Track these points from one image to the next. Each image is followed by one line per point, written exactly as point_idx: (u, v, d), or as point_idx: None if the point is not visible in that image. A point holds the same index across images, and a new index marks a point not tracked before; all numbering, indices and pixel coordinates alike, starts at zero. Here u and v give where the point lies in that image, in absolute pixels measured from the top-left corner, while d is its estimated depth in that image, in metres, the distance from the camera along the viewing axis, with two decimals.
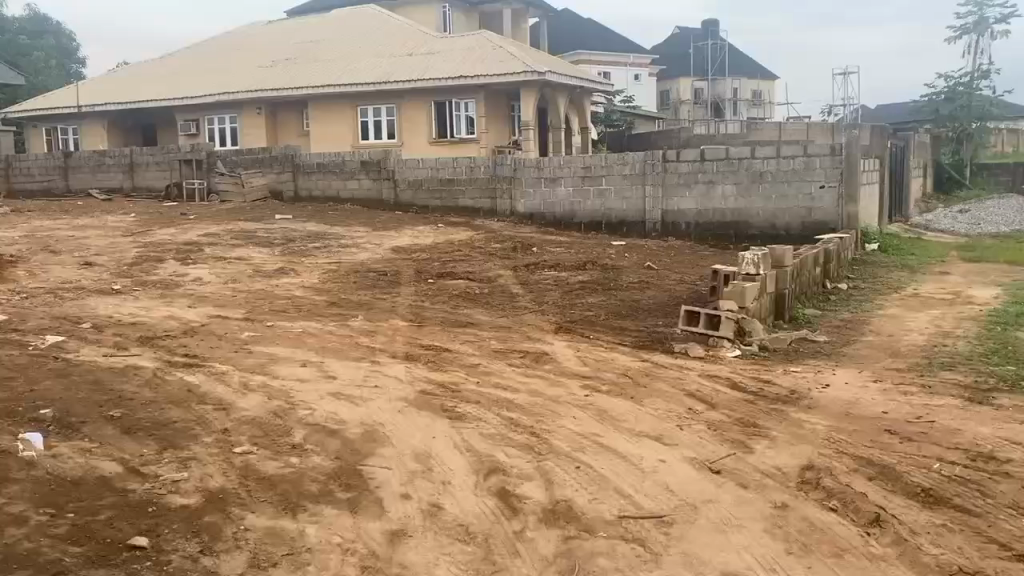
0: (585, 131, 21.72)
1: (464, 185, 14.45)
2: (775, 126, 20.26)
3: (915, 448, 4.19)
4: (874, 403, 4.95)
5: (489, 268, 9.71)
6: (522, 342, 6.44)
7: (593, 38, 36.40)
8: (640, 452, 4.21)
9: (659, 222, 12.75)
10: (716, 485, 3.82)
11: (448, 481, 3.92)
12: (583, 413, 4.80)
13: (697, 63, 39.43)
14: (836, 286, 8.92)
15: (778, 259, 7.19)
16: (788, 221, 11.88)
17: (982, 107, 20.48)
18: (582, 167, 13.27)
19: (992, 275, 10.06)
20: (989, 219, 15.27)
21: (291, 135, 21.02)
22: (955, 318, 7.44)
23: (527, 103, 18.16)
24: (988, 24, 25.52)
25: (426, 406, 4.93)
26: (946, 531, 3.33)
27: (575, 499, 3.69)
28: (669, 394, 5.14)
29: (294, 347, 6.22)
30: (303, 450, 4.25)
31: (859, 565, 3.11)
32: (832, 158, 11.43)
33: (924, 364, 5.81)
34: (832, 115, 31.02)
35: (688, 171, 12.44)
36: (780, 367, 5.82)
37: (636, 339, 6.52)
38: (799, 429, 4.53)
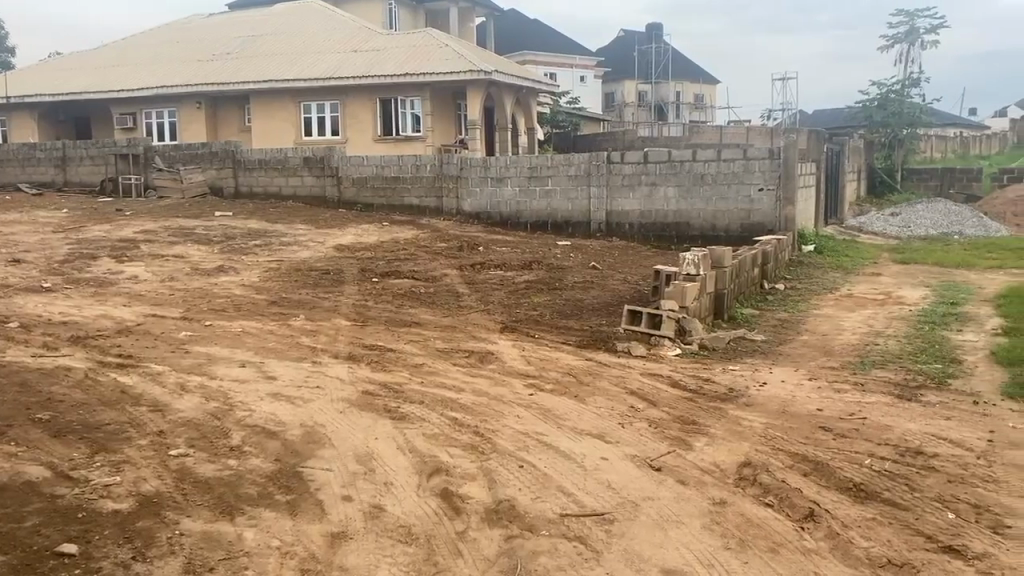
0: (531, 131, 21.79)
1: (410, 184, 14.35)
2: (716, 129, 20.62)
3: (847, 444, 4.31)
4: (808, 400, 5.08)
5: (434, 267, 9.66)
6: (467, 341, 6.43)
7: (539, 39, 36.56)
8: (583, 450, 4.24)
9: (603, 222, 12.88)
10: (657, 482, 3.87)
11: (391, 481, 3.89)
12: (526, 412, 4.81)
13: (641, 66, 39.91)
14: (774, 287, 9.13)
15: (718, 259, 7.32)
16: (727, 223, 12.12)
17: (913, 114, 20.31)
18: (528, 168, 13.32)
19: (921, 276, 10.42)
20: (918, 223, 15.80)
21: (232, 131, 20.59)
22: (886, 318, 7.68)
23: (472, 102, 18.12)
24: (919, 33, 26.37)
25: (369, 406, 4.87)
26: (876, 524, 3.44)
27: (517, 499, 3.69)
28: (612, 392, 5.20)
29: (234, 347, 6.08)
30: (242, 451, 4.16)
31: (793, 560, 3.18)
32: (770, 162, 11.67)
33: (856, 362, 5.99)
34: (771, 119, 31.72)
35: (632, 172, 12.58)
36: (720, 366, 5.93)
37: (580, 339, 6.56)
38: (737, 426, 4.62)
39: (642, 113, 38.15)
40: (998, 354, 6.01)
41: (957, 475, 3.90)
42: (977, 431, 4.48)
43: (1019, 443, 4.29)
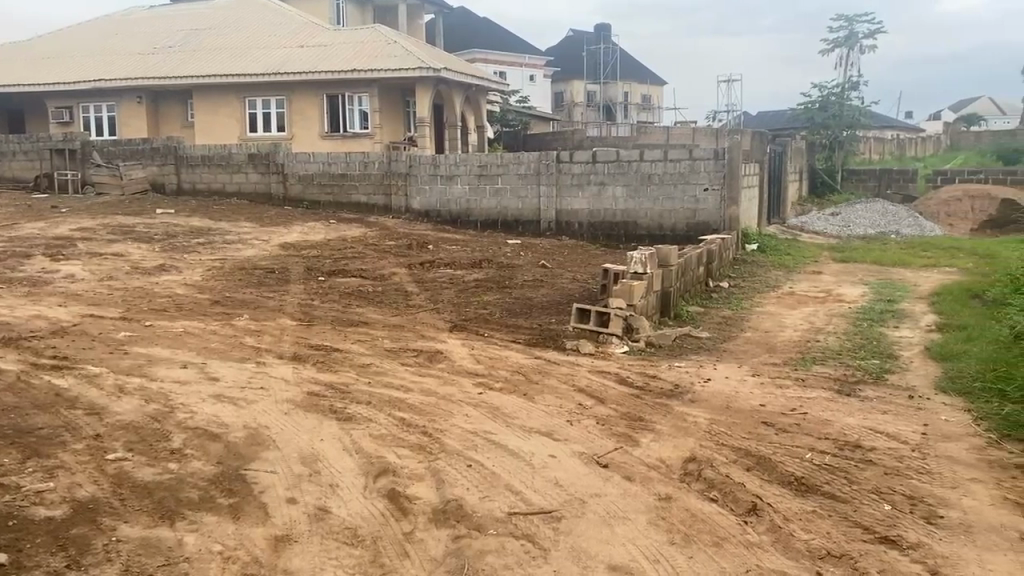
0: (481, 130, 21.76)
1: (358, 181, 14.21)
2: (663, 129, 20.88)
3: (789, 439, 4.40)
4: (752, 396, 5.17)
5: (383, 266, 9.57)
6: (415, 341, 6.38)
7: (489, 38, 36.54)
8: (531, 448, 4.25)
9: (553, 221, 12.92)
10: (604, 479, 3.90)
11: (336, 483, 3.84)
12: (475, 411, 4.80)
13: (590, 66, 40.18)
14: (718, 285, 9.27)
15: (664, 257, 7.39)
16: (673, 223, 12.27)
17: (852, 116, 21.26)
18: (478, 166, 13.29)
19: (859, 274, 10.71)
20: (858, 222, 16.24)
21: (174, 126, 20.12)
22: (826, 315, 7.87)
23: (421, 99, 18.00)
24: (858, 38, 27.13)
25: (314, 407, 4.80)
26: (816, 517, 3.52)
27: (465, 498, 3.67)
28: (560, 390, 5.21)
29: (175, 348, 5.93)
30: (183, 455, 4.06)
31: (736, 553, 3.24)
32: (715, 163, 11.84)
33: (798, 359, 6.12)
34: (717, 121, 32.25)
35: (581, 172, 12.64)
36: (666, 363, 6.00)
37: (529, 337, 6.57)
38: (682, 422, 4.68)
39: (591, 113, 38.43)
40: (933, 349, 6.20)
41: (893, 467, 4.01)
42: (912, 424, 4.62)
43: (951, 435, 4.44)
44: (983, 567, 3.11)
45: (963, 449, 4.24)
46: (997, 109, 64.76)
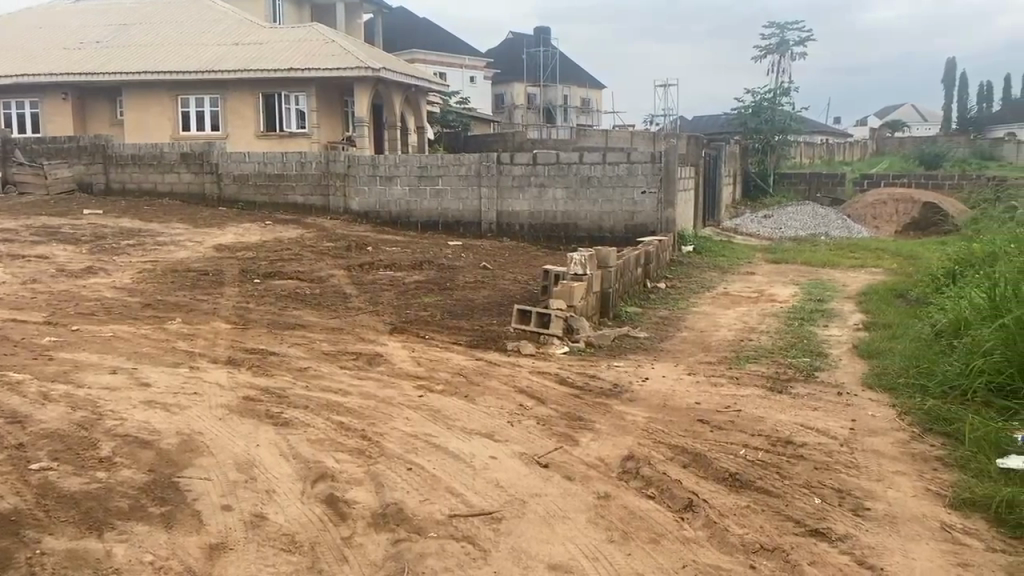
0: (421, 130, 21.64)
1: (295, 181, 14.00)
2: (602, 133, 21.11)
3: (724, 436, 4.50)
4: (688, 394, 5.27)
5: (321, 268, 9.44)
6: (354, 343, 6.31)
7: (429, 39, 36.43)
8: (471, 449, 4.25)
9: (494, 223, 12.94)
10: (544, 479, 3.92)
11: (273, 489, 3.77)
12: (415, 414, 4.77)
13: (530, 68, 40.34)
14: (656, 286, 9.42)
15: (603, 259, 7.48)
16: (613, 224, 12.40)
17: (784, 121, 21.48)
18: (418, 167, 13.23)
19: (791, 274, 11.02)
20: (789, 224, 16.71)
21: (102, 124, 19.52)
22: (759, 314, 8.08)
23: (360, 100, 17.81)
24: (789, 45, 27.89)
25: (250, 412, 4.71)
26: (750, 512, 3.60)
27: (405, 502, 3.65)
28: (501, 391, 5.22)
29: (104, 353, 5.75)
30: (112, 463, 3.93)
31: (673, 549, 3.29)
32: (652, 166, 12.01)
33: (733, 357, 6.27)
34: (654, 124, 32.78)
35: (521, 173, 12.68)
36: (605, 362, 6.08)
37: (470, 339, 6.56)
38: (620, 420, 4.75)
39: (531, 115, 38.67)
40: (860, 347, 6.42)
41: (823, 462, 4.14)
42: (840, 420, 4.77)
43: (877, 430, 4.60)
44: (906, 556, 3.23)
45: (888, 443, 4.40)
46: (918, 116, 67.56)
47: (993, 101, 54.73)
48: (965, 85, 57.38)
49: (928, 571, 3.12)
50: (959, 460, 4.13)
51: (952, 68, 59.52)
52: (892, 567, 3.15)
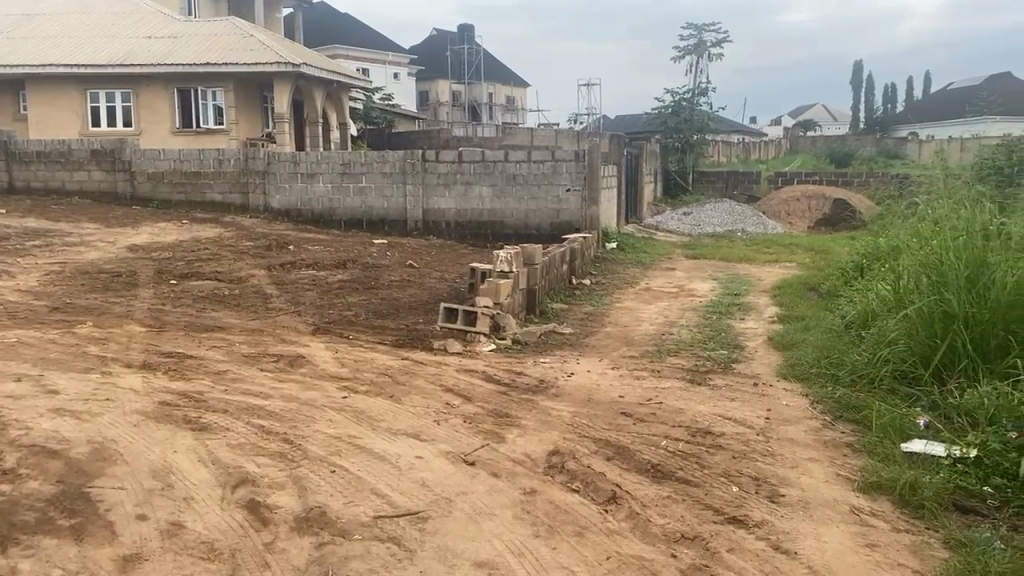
0: (344, 127, 21.28)
1: (212, 179, 13.63)
2: (526, 131, 21.20)
3: (645, 428, 4.59)
4: (611, 388, 5.36)
5: (240, 268, 9.20)
6: (275, 345, 6.18)
7: (350, 34, 35.89)
8: (397, 450, 4.21)
9: (419, 221, 12.85)
10: (470, 477, 3.92)
11: (191, 496, 3.67)
12: (339, 415, 4.71)
13: (453, 66, 40.15)
14: (581, 282, 9.54)
15: (528, 256, 7.53)
16: (538, 222, 12.43)
17: (702, 121, 22.12)
18: (341, 164, 13.04)
19: (709, 270, 11.31)
20: (708, 221, 17.17)
21: (5, 119, 18.56)
22: (679, 308, 8.28)
23: (280, 96, 17.42)
24: (706, 47, 28.60)
25: (166, 418, 4.56)
26: (671, 501, 3.69)
27: (329, 505, 3.60)
28: (427, 390, 5.20)
29: (8, 360, 5.46)
30: (16, 475, 3.74)
31: (597, 541, 3.35)
32: (577, 164, 12.06)
33: (654, 350, 6.41)
34: (577, 122, 33.16)
35: (446, 171, 12.61)
36: (532, 359, 6.12)
37: (396, 338, 6.51)
38: (546, 415, 4.80)
39: (455, 113, 38.55)
40: (774, 338, 6.66)
41: (740, 451, 4.27)
42: (757, 410, 4.93)
43: (791, 419, 4.78)
44: (818, 539, 3.36)
45: (801, 431, 4.57)
46: (827, 116, 70.29)
47: (896, 102, 57.38)
48: (871, 88, 59.96)
49: (839, 553, 3.25)
50: (867, 445, 4.31)
51: (859, 71, 62.11)
52: (806, 551, 3.27)
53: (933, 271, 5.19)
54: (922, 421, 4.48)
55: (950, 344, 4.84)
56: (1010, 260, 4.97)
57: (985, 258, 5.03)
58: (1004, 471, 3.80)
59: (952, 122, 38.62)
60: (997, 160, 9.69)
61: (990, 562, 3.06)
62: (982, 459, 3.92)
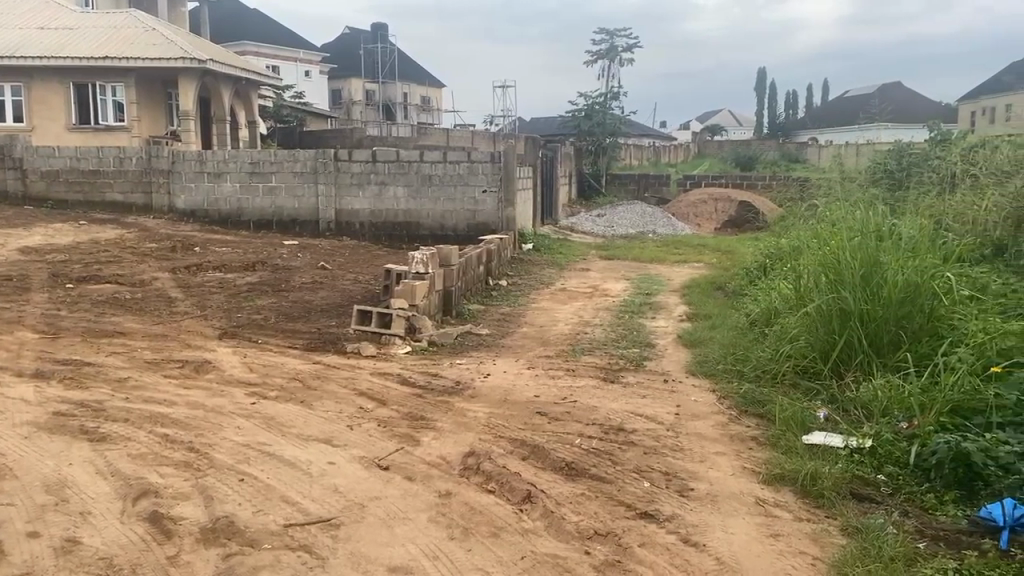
0: (253, 125, 20.68)
1: (113, 178, 13.23)
2: (442, 131, 21.09)
3: (560, 427, 4.64)
4: (527, 388, 5.39)
5: (142, 270, 8.84)
6: (179, 351, 5.95)
7: (260, 30, 35.00)
8: (309, 456, 4.12)
9: (332, 221, 12.62)
10: (384, 481, 3.87)
11: (88, 510, 3.49)
12: (247, 422, 4.57)
13: (367, 65, 39.62)
14: (497, 283, 9.57)
15: (445, 257, 7.49)
16: (455, 223, 12.31)
17: (614, 124, 22.58)
18: (249, 163, 12.70)
19: (622, 271, 11.50)
20: (621, 222, 17.52)
21: None
22: (594, 308, 8.40)
23: (184, 93, 16.83)
24: (618, 51, 29.11)
25: (61, 429, 4.33)
26: (585, 499, 3.74)
27: (237, 514, 3.49)
28: (340, 394, 5.11)
29: None
30: None
31: (512, 541, 3.35)
32: (492, 165, 11.98)
33: (570, 350, 6.48)
34: (493, 124, 33.27)
35: (360, 171, 12.41)
36: (448, 361, 6.08)
37: (307, 341, 6.37)
38: (462, 417, 4.78)
39: (369, 112, 38.06)
40: (684, 336, 6.84)
41: (651, 447, 4.36)
42: (667, 406, 5.05)
43: (699, 414, 4.91)
44: (725, 531, 3.46)
45: (709, 426, 4.70)
46: (734, 121, 72.67)
47: (797, 109, 59.83)
48: (774, 95, 62.33)
49: (745, 544, 3.35)
50: (771, 438, 4.47)
51: (762, 78, 64.49)
52: (713, 543, 3.36)
53: (831, 270, 5.42)
54: (822, 413, 4.68)
55: (847, 339, 5.07)
56: (900, 259, 5.23)
57: (878, 258, 5.27)
58: (896, 460, 4.00)
59: (848, 129, 40.56)
60: (889, 164, 10.23)
61: (883, 547, 3.21)
62: (877, 448, 4.11)
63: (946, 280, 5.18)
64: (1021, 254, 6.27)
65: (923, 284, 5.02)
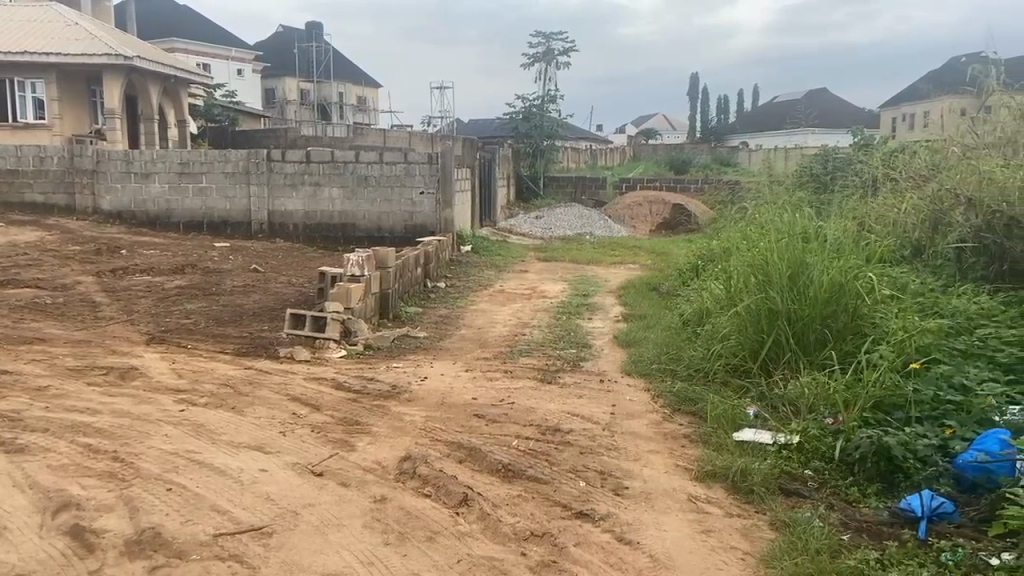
0: (183, 124, 20.14)
1: (32, 178, 12.82)
2: (379, 132, 20.91)
3: (498, 428, 4.64)
4: (464, 390, 5.38)
5: (64, 274, 8.51)
6: (103, 357, 5.74)
7: (191, 27, 34.17)
8: (240, 464, 4.02)
9: (265, 222, 12.38)
10: (318, 488, 3.81)
11: (4, 526, 3.35)
12: (176, 430, 4.45)
13: (302, 64, 39.05)
14: (435, 285, 9.53)
15: (381, 259, 7.42)
16: (392, 224, 12.18)
17: (552, 127, 22.71)
18: (178, 163, 12.36)
19: (560, 272, 11.58)
20: (559, 224, 17.66)
21: None
22: (533, 309, 8.44)
23: (109, 90, 16.29)
24: (554, 55, 29.34)
25: None
26: (521, 500, 3.74)
27: (163, 525, 3.38)
28: (272, 400, 5.01)
29: None
30: None
31: (448, 545, 3.34)
32: (429, 167, 11.88)
33: (507, 351, 6.50)
34: (431, 125, 33.15)
35: (293, 171, 12.20)
36: (384, 364, 6.03)
37: (239, 346, 6.23)
38: (398, 421, 4.74)
39: (304, 112, 37.44)
40: (619, 336, 6.93)
41: (587, 446, 4.40)
42: (602, 406, 5.10)
43: (635, 413, 4.98)
44: (659, 529, 3.51)
45: (643, 424, 4.77)
46: (668, 125, 73.97)
47: (729, 113, 61.27)
48: (707, 99, 63.66)
49: (677, 540, 3.41)
50: (703, 435, 4.56)
51: (695, 83, 65.88)
52: (647, 540, 3.41)
53: (760, 271, 5.56)
54: (752, 410, 4.79)
55: (776, 338, 5.21)
56: (825, 260, 5.39)
57: (804, 259, 5.42)
58: (822, 455, 4.13)
59: (778, 133, 41.72)
60: (815, 168, 10.55)
61: (809, 540, 3.31)
62: (804, 444, 4.23)
63: (868, 279, 5.37)
64: (937, 254, 6.55)
65: (847, 284, 5.19)
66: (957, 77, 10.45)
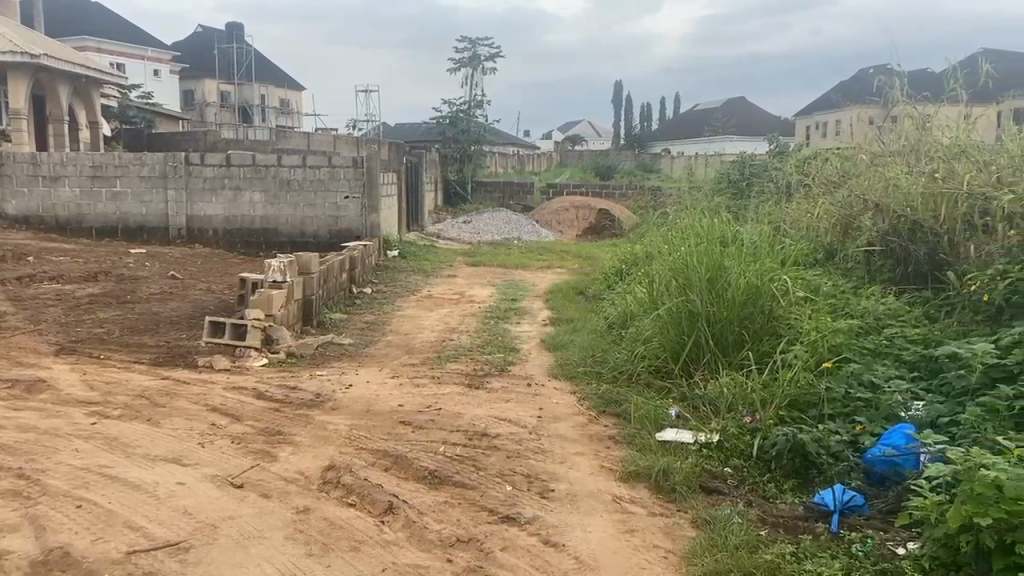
0: (95, 126, 19.34)
1: None
2: (303, 135, 20.52)
3: (424, 435, 4.61)
4: (390, 397, 5.33)
5: None
6: (8, 370, 5.46)
7: (103, 26, 32.88)
8: (156, 478, 3.89)
9: (183, 228, 12.02)
10: (238, 500, 3.72)
11: None
12: (87, 443, 4.27)
13: (221, 66, 38.06)
14: (361, 291, 9.40)
15: (304, 266, 7.28)
16: (316, 229, 11.94)
17: (479, 132, 22.60)
18: (90, 166, 11.89)
19: (488, 277, 11.58)
20: (486, 229, 17.67)
21: None
22: (460, 314, 8.42)
23: (13, 89, 15.53)
24: (481, 60, 29.41)
25: None
26: (447, 506, 3.73)
27: (72, 544, 3.24)
28: (190, 411, 4.86)
29: None
30: None
31: (373, 554, 3.29)
32: (354, 170, 11.70)
33: (435, 357, 6.46)
34: (357, 129, 32.73)
35: (213, 175, 11.87)
36: (307, 372, 5.92)
37: (155, 356, 6.02)
38: (322, 430, 4.65)
39: (225, 114, 36.49)
40: (546, 339, 6.99)
41: (514, 450, 4.41)
42: (529, 409, 5.12)
43: (561, 415, 5.02)
44: (584, 530, 3.55)
45: (570, 427, 4.81)
46: (593, 131, 75.05)
47: (652, 120, 62.52)
48: (631, 106, 64.82)
49: (602, 541, 3.45)
50: (627, 436, 4.63)
51: (619, 90, 67.00)
52: (572, 542, 3.44)
53: (681, 275, 5.69)
54: (674, 410, 4.89)
55: (696, 339, 5.34)
56: (743, 264, 5.55)
57: (722, 262, 5.57)
58: (741, 453, 4.24)
59: (699, 141, 42.74)
60: (733, 174, 10.85)
61: (729, 536, 3.39)
62: (723, 442, 4.34)
63: (783, 282, 5.56)
64: (848, 257, 6.83)
65: (763, 287, 5.36)
66: (864, 90, 10.92)
